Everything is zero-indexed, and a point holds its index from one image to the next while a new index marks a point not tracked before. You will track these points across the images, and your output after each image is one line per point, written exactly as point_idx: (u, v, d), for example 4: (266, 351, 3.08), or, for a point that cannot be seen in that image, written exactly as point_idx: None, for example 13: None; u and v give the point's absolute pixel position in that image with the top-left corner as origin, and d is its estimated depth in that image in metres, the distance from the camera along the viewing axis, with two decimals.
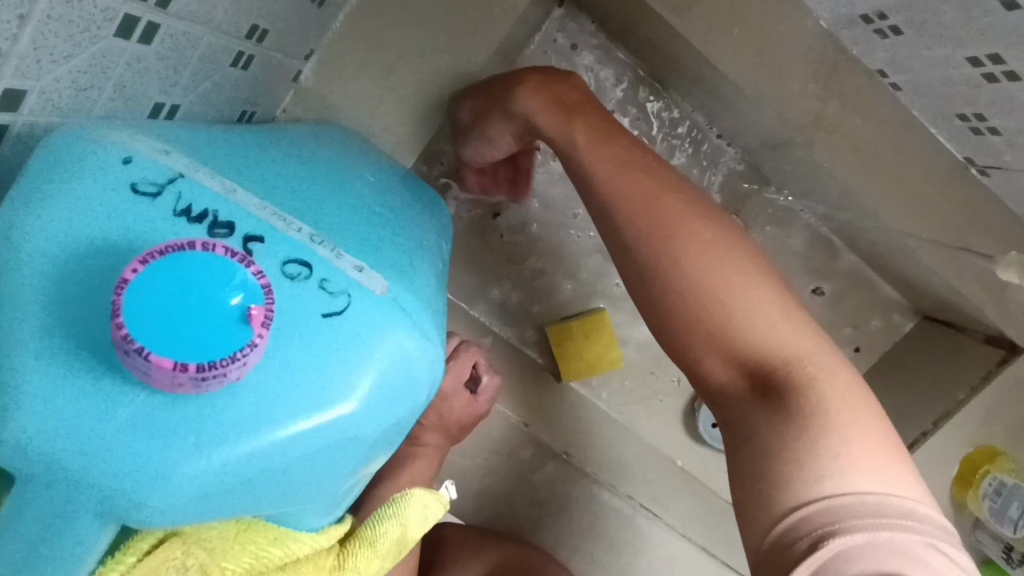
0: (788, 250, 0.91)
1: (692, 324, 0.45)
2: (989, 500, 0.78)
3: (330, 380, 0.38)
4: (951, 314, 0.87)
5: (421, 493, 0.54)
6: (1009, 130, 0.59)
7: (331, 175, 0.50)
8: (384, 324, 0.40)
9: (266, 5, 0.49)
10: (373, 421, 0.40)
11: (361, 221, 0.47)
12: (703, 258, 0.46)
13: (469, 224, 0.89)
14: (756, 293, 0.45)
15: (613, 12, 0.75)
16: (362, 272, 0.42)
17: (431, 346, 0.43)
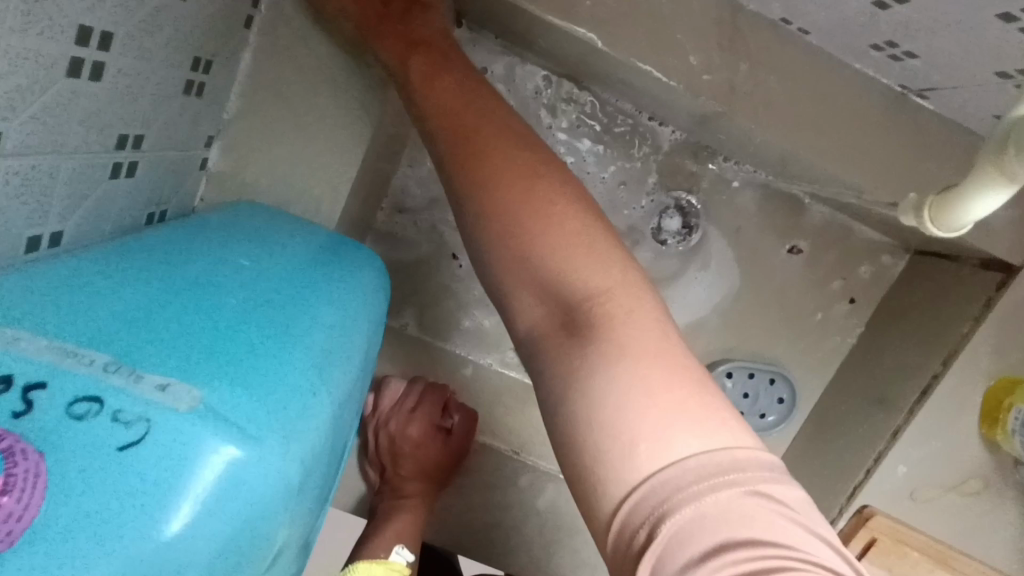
0: (750, 215, 0.89)
1: (502, 268, 0.44)
2: (1018, 435, 0.73)
3: (136, 526, 0.33)
4: (941, 245, 0.81)
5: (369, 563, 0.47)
6: (924, 51, 0.56)
7: (171, 276, 0.45)
8: (194, 445, 0.35)
9: (131, 114, 0.50)
10: (205, 551, 0.35)
11: (198, 321, 0.42)
12: (513, 199, 0.45)
13: (424, 262, 0.88)
14: (572, 239, 0.44)
15: (507, 24, 0.74)
16: (163, 389, 0.36)
17: (268, 448, 0.37)
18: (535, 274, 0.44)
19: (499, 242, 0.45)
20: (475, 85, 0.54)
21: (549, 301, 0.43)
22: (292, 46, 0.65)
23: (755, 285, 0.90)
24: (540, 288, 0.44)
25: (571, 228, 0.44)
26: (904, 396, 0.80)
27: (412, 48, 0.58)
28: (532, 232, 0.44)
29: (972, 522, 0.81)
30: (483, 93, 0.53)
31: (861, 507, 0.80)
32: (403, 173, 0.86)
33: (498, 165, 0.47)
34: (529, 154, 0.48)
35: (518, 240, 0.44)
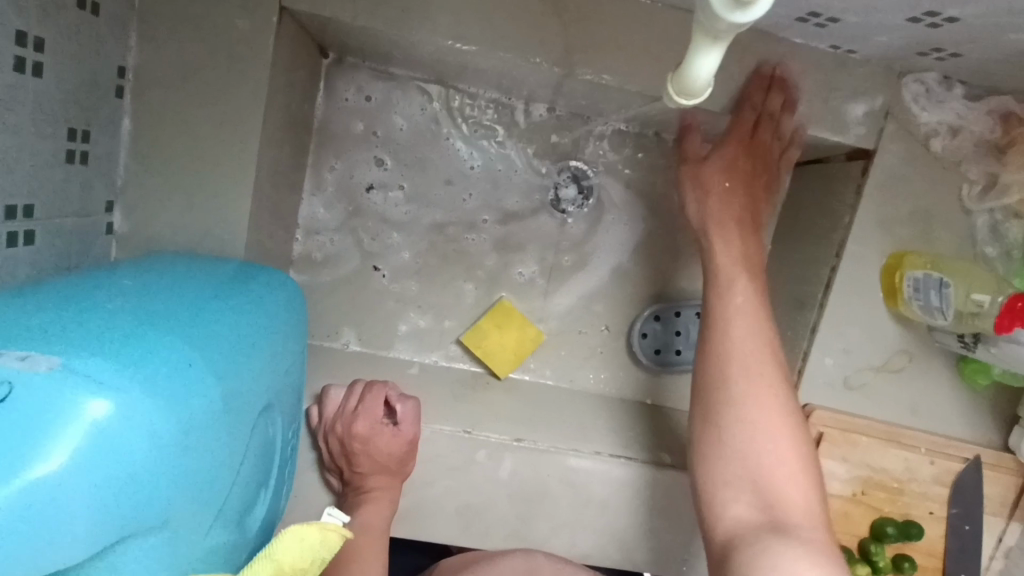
0: (640, 167, 0.95)
1: (721, 463, 0.69)
2: (915, 299, 0.77)
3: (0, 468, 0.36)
4: (811, 150, 0.86)
5: (301, 526, 0.49)
6: None
7: (52, 295, 0.50)
8: (60, 396, 0.39)
9: (14, 185, 0.56)
10: (75, 487, 0.38)
11: (73, 318, 0.47)
12: (739, 413, 0.70)
13: (350, 282, 0.92)
14: (778, 441, 0.68)
15: (363, 45, 0.81)
16: (23, 359, 0.40)
17: (127, 399, 0.41)
18: (751, 453, 0.68)
19: (734, 441, 0.69)
20: (754, 313, 0.74)
21: (752, 500, 0.66)
22: (165, 104, 0.71)
23: (662, 230, 0.95)
24: (749, 496, 0.67)
25: (785, 439, 0.68)
26: (814, 293, 0.84)
27: (735, 163, 0.80)
28: (750, 433, 0.69)
29: (908, 396, 0.85)
30: (755, 272, 0.76)
31: (803, 407, 0.84)
32: (308, 203, 0.90)
33: (749, 352, 0.71)
34: (797, 423, 0.70)
35: (740, 475, 0.68)
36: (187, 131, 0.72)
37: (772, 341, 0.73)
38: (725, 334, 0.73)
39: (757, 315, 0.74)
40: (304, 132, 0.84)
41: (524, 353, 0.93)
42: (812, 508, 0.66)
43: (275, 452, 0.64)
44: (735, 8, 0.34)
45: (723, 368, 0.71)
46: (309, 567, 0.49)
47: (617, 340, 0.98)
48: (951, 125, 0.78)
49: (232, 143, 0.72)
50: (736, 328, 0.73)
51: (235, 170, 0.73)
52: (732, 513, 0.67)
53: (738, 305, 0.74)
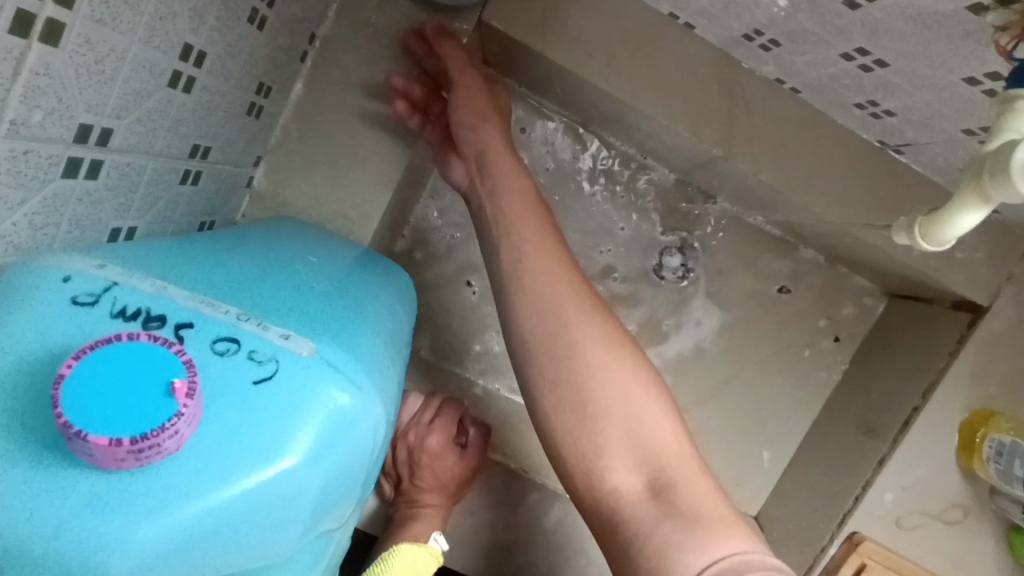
0: (745, 257, 0.95)
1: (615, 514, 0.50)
2: (994, 462, 0.78)
3: (272, 436, 0.40)
4: (918, 288, 0.88)
5: (418, 547, 0.50)
6: (900, 110, 0.65)
7: (281, 265, 0.54)
8: (315, 383, 0.42)
9: (205, 126, 0.55)
10: (318, 470, 0.42)
11: (311, 299, 0.51)
12: (570, 360, 0.53)
13: (442, 289, 0.92)
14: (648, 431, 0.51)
15: (529, 73, 0.82)
16: (288, 338, 0.44)
17: (367, 397, 0.45)
18: (619, 453, 0.51)
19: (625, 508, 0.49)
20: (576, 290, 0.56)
21: (641, 466, 0.50)
22: (342, 80, 0.72)
23: (749, 322, 0.96)
24: (636, 460, 0.50)
25: (643, 384, 0.53)
26: (889, 426, 0.85)
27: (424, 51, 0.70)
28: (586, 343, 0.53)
29: (954, 552, 0.85)
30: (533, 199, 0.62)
31: (851, 533, 0.84)
32: (424, 203, 0.90)
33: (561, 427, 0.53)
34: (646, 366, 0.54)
35: (614, 429, 0.51)
36: (352, 112, 0.72)
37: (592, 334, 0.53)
38: (580, 390, 0.52)
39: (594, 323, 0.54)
40: None
41: None
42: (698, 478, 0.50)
43: None
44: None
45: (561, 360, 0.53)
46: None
47: (680, 416, 0.97)
48: None
49: (390, 133, 0.72)
50: (572, 322, 0.54)
51: (385, 158, 0.72)
52: (611, 483, 0.50)
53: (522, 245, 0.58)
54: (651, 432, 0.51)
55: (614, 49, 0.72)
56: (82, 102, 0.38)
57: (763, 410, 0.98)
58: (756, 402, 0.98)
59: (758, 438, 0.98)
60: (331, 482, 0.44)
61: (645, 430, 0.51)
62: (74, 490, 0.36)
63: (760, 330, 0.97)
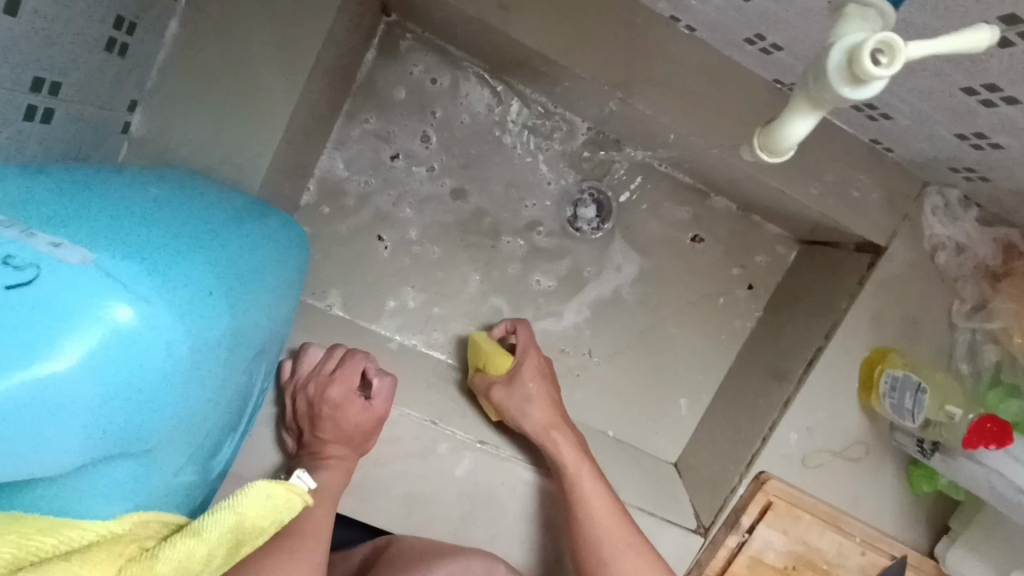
0: (660, 207, 0.95)
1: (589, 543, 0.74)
2: (888, 398, 0.80)
3: (22, 346, 0.36)
4: (824, 233, 0.89)
5: (268, 484, 0.50)
6: (786, 44, 0.64)
7: (97, 184, 0.50)
8: (83, 291, 0.39)
9: (48, 57, 0.52)
10: (87, 384, 0.39)
11: (115, 215, 0.46)
12: (532, 416, 0.80)
13: (352, 244, 0.89)
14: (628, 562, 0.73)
15: (428, 15, 0.80)
16: (59, 246, 0.40)
17: (154, 310, 0.42)
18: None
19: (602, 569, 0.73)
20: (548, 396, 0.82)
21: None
22: (220, 18, 0.68)
23: (665, 272, 0.96)
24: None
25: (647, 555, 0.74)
26: (795, 368, 0.87)
27: None
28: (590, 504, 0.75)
29: (856, 486, 0.88)
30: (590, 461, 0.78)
31: (758, 473, 0.85)
32: (328, 155, 0.87)
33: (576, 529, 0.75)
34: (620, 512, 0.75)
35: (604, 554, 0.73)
36: (231, 52, 0.69)
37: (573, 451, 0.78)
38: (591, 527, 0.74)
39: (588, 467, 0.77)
40: (344, 83, 0.82)
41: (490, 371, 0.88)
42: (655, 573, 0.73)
43: (252, 398, 0.61)
44: (848, 83, 0.35)
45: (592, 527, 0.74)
46: (272, 528, 0.49)
47: (600, 367, 0.98)
48: (959, 242, 0.82)
49: (273, 74, 0.69)
50: (534, 415, 0.80)
51: (270, 102, 0.70)
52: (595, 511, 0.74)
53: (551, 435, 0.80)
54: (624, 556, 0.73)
55: None
56: None
57: (681, 359, 0.99)
58: (674, 351, 0.99)
59: (676, 387, 0.99)
60: (111, 399, 0.40)
61: (617, 548, 0.73)
62: None
63: (677, 280, 0.97)
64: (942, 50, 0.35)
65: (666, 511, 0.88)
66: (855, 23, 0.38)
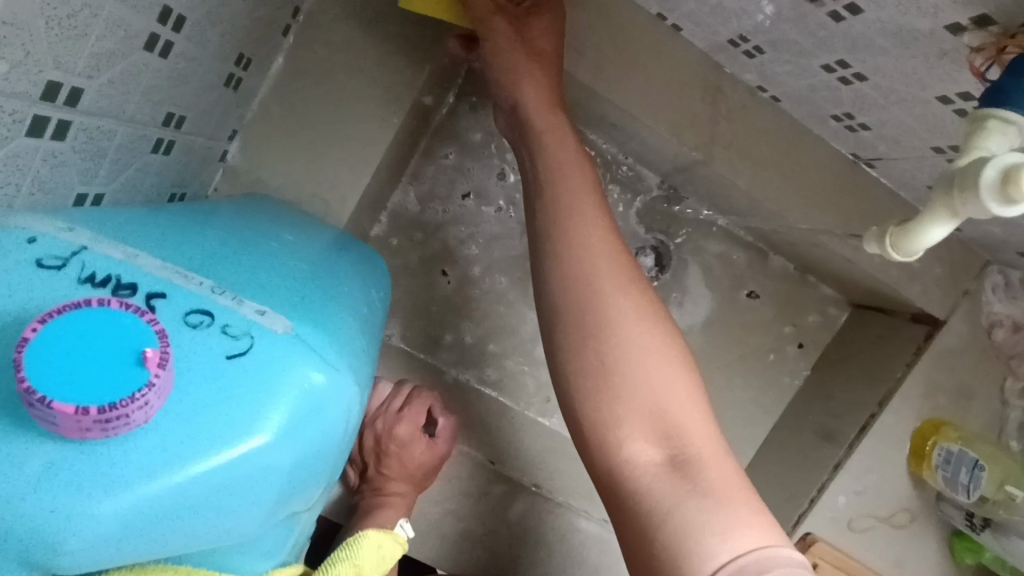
0: (718, 260, 0.97)
1: (589, 390, 0.50)
2: (942, 470, 0.81)
3: (242, 415, 0.39)
4: (881, 300, 0.90)
5: (377, 534, 0.51)
6: (875, 124, 0.66)
7: (257, 241, 0.54)
8: (290, 362, 0.42)
9: (179, 93, 0.53)
10: (287, 451, 0.41)
11: (287, 280, 0.50)
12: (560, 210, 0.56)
13: (416, 278, 0.90)
14: (659, 373, 0.49)
15: None
16: (264, 314, 0.44)
17: (341, 378, 0.45)
18: (634, 423, 0.49)
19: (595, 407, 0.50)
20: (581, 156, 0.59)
21: (654, 435, 0.48)
22: (325, 57, 0.70)
23: (718, 326, 0.97)
24: (651, 431, 0.48)
25: (662, 338, 0.51)
26: (846, 432, 0.88)
27: None
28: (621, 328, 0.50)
29: (899, 554, 0.88)
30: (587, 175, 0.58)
31: (805, 534, 0.86)
32: (401, 190, 0.88)
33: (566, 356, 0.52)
34: (659, 337, 0.51)
35: (621, 394, 0.49)
36: (332, 91, 0.70)
37: (600, 225, 0.55)
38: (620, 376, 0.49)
39: (602, 220, 0.55)
40: (425, 121, 0.84)
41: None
42: (700, 436, 0.49)
43: None
44: (998, 200, 0.36)
45: (560, 214, 0.55)
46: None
47: None
48: (1016, 321, 0.83)
49: (372, 115, 0.71)
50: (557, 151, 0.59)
51: (368, 143, 0.71)
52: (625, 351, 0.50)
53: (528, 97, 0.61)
54: (665, 421, 0.48)
55: (601, 46, 0.72)
56: (52, 59, 0.37)
57: (726, 412, 1.00)
58: (720, 404, 0.99)
59: None
60: (300, 464, 0.43)
61: (645, 401, 0.49)
62: (37, 457, 0.35)
63: (729, 333, 0.98)
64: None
65: None
66: (995, 139, 0.41)
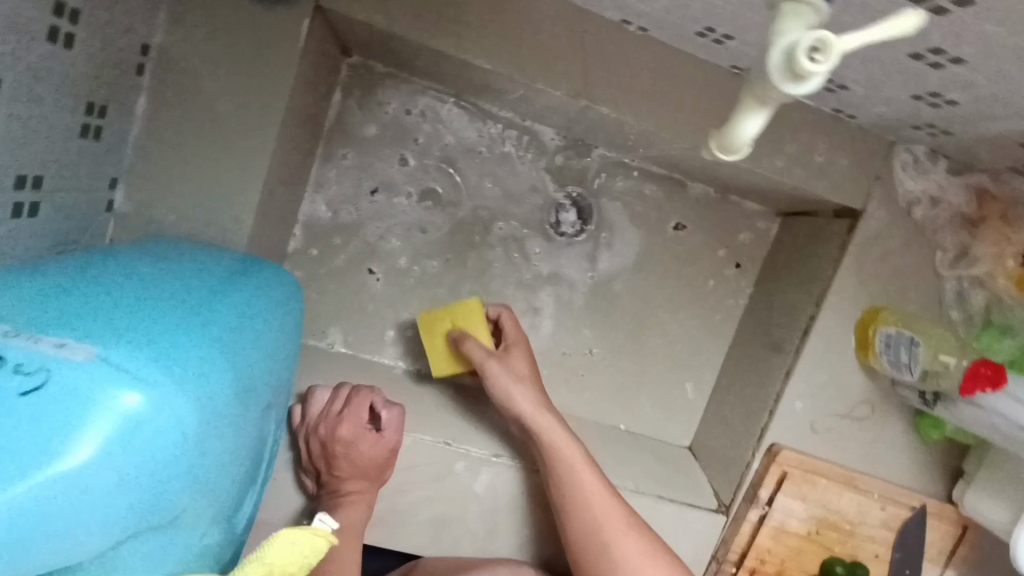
0: (640, 200, 0.97)
1: (585, 544, 0.73)
2: (885, 355, 0.82)
3: (34, 451, 0.38)
4: (802, 204, 0.90)
5: (291, 529, 0.48)
6: (735, 32, 0.66)
7: (91, 280, 0.52)
8: (91, 387, 0.40)
9: (26, 155, 0.54)
10: (103, 477, 0.40)
11: (114, 307, 0.49)
12: (494, 374, 0.82)
13: (344, 282, 0.91)
14: (614, 513, 0.74)
15: (388, 51, 0.81)
16: (63, 346, 0.42)
17: (163, 393, 0.43)
18: (619, 544, 0.72)
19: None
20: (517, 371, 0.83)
21: (634, 543, 0.72)
22: (187, 86, 0.70)
23: (653, 264, 0.98)
24: (631, 543, 0.72)
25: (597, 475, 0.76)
26: (791, 339, 0.89)
27: None
28: (568, 464, 0.76)
29: (866, 445, 0.90)
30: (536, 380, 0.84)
31: (770, 445, 0.87)
32: (309, 200, 0.89)
33: (578, 539, 0.74)
34: (618, 506, 0.75)
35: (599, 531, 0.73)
36: (202, 118, 0.70)
37: (540, 401, 0.80)
38: (586, 505, 0.74)
39: (535, 398, 0.81)
40: (314, 127, 0.84)
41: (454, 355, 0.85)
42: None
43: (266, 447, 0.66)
44: (790, 80, 0.37)
45: (489, 373, 0.82)
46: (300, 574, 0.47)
47: (597, 364, 1.00)
48: (932, 194, 0.83)
49: (249, 133, 0.71)
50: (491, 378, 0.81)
51: (249, 161, 0.71)
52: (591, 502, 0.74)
53: (509, 393, 0.81)
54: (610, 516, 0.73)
55: (457, 14, 0.72)
56: None
57: (679, 345, 1.01)
58: (672, 338, 1.01)
59: (679, 372, 1.02)
60: (129, 487, 0.42)
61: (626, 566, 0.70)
62: None
63: (665, 269, 0.99)
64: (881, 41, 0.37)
65: (686, 496, 0.90)
66: (794, 20, 0.40)
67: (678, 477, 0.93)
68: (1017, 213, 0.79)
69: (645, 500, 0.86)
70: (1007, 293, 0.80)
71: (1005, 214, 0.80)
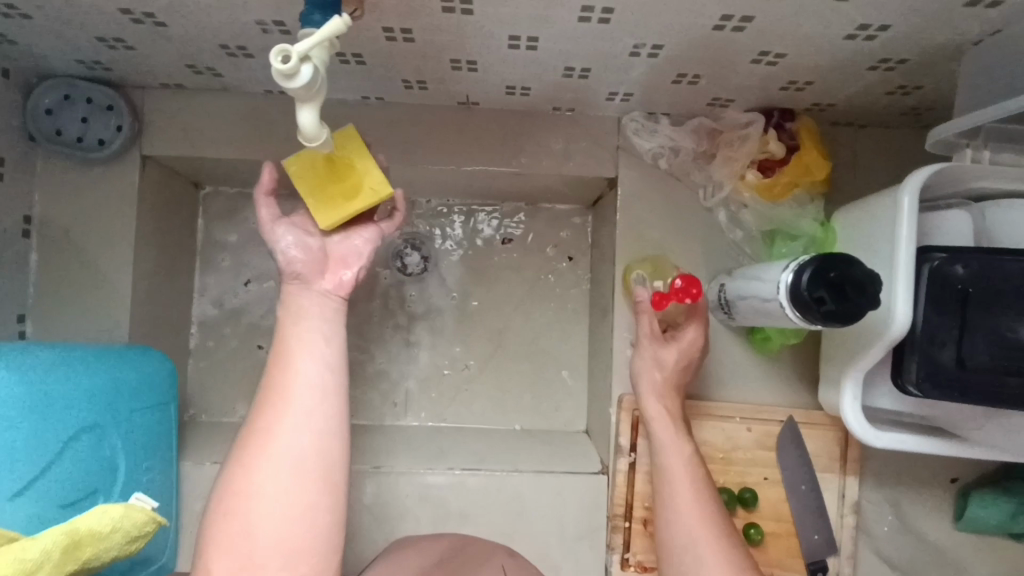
0: (468, 228, 1.12)
1: (663, 503, 0.80)
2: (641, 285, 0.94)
3: None
4: (588, 189, 1.04)
5: (101, 507, 0.61)
6: (421, 76, 0.86)
7: None
8: None
9: None
10: None
11: None
12: (648, 387, 0.87)
13: (241, 363, 1.08)
14: (697, 495, 0.79)
15: (220, 176, 1.05)
16: None
17: None
18: (697, 542, 0.75)
19: (675, 534, 0.77)
20: (669, 374, 0.88)
21: (703, 517, 0.77)
22: (63, 238, 0.92)
23: (495, 279, 1.11)
24: (700, 514, 0.77)
25: (688, 457, 0.83)
26: (609, 300, 1.00)
27: None
28: (680, 488, 0.80)
29: (713, 374, 0.95)
30: (675, 392, 0.88)
31: (619, 396, 0.96)
32: (198, 304, 1.09)
33: (665, 496, 0.81)
34: (701, 484, 0.81)
35: (687, 544, 0.75)
36: (75, 257, 0.92)
37: (671, 437, 0.85)
38: (676, 517, 0.78)
39: (671, 385, 0.88)
40: (183, 246, 1.05)
41: (333, 203, 0.64)
42: (731, 564, 0.73)
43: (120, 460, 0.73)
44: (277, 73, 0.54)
45: (660, 365, 0.88)
46: (104, 535, 0.59)
47: (477, 378, 1.10)
48: (669, 147, 0.95)
49: (110, 259, 0.92)
50: (659, 374, 0.88)
51: (111, 278, 0.92)
52: (690, 531, 0.76)
53: (665, 434, 0.85)
54: (687, 506, 0.78)
55: (242, 132, 0.96)
56: None
57: (544, 340, 1.11)
58: (536, 336, 1.11)
59: (551, 365, 1.11)
60: None
61: (690, 534, 0.76)
62: None
63: (509, 278, 1.12)
64: (326, 53, 0.57)
65: (563, 466, 0.96)
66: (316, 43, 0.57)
67: (559, 455, 1.00)
68: (737, 135, 0.90)
69: (517, 478, 0.94)
70: (758, 203, 0.91)
71: (731, 140, 0.91)
